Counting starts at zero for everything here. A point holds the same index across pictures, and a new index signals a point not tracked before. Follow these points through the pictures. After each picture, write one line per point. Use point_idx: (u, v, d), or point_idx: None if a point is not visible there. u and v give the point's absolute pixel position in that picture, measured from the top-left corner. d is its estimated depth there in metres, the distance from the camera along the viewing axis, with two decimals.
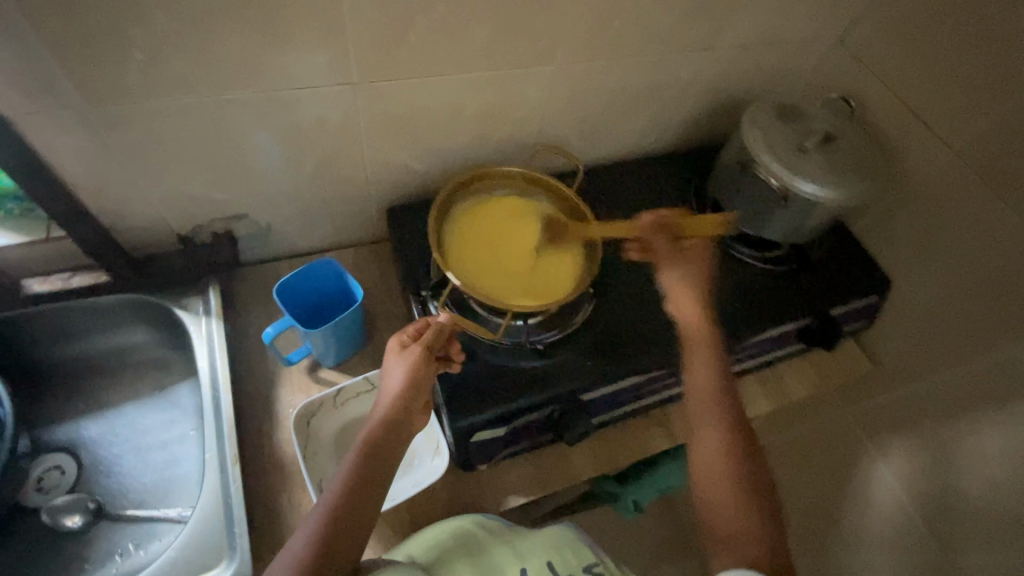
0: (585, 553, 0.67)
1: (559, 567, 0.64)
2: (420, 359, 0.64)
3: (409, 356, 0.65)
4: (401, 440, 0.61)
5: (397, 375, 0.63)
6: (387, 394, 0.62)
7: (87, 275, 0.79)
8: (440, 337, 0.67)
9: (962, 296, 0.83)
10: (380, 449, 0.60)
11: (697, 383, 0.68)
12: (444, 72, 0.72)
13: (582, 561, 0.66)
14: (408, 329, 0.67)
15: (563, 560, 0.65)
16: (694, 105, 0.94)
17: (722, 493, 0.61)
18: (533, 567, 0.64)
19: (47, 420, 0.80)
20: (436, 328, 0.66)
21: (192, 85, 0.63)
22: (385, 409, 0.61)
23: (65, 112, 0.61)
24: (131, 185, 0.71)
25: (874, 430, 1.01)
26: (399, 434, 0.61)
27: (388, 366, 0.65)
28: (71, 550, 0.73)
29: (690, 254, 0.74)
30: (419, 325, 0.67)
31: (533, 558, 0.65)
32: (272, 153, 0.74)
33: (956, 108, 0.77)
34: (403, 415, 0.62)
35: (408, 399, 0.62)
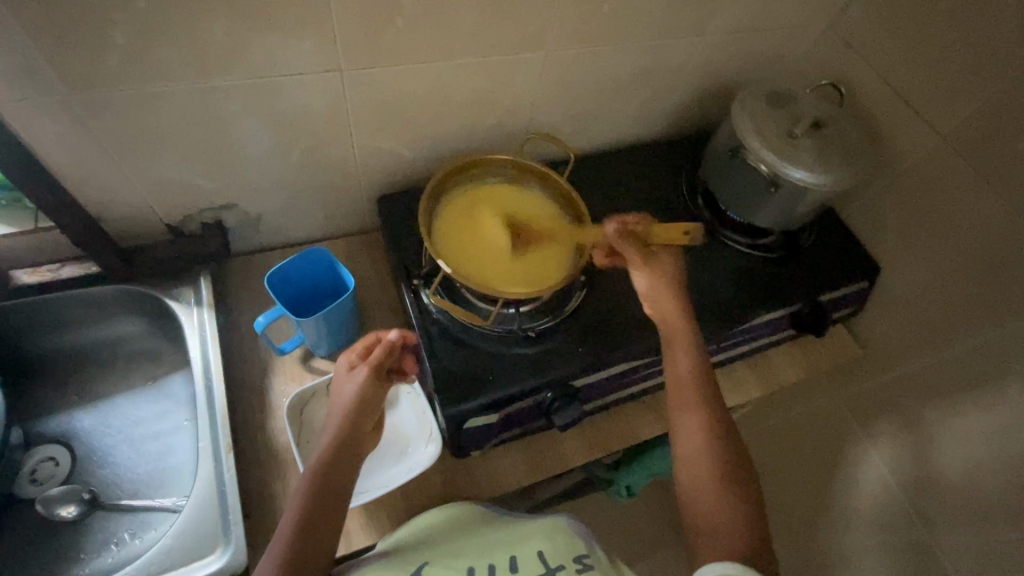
0: (576, 545, 0.67)
1: (549, 558, 0.64)
2: (368, 376, 0.67)
3: (358, 374, 0.68)
4: (357, 453, 0.65)
5: (348, 391, 0.67)
6: (339, 410, 0.66)
7: (77, 266, 0.78)
8: (388, 354, 0.69)
9: (949, 279, 0.84)
10: (336, 463, 0.63)
11: (677, 377, 0.69)
12: (431, 58, 0.71)
13: (574, 552, 0.66)
14: (358, 346, 0.70)
15: (554, 551, 0.65)
16: (685, 92, 0.94)
17: (704, 484, 0.62)
18: (524, 556, 0.64)
19: (39, 413, 0.80)
20: (384, 345, 0.69)
21: (177, 72, 0.62)
22: (337, 425, 0.65)
23: (49, 100, 0.60)
24: (117, 174, 0.71)
25: (862, 414, 1.03)
26: (354, 449, 0.65)
27: (340, 382, 0.69)
28: (67, 541, 0.74)
29: (660, 257, 0.73)
30: (368, 342, 0.70)
31: (524, 548, 0.66)
32: (260, 141, 0.74)
33: (943, 92, 0.78)
34: (354, 431, 0.65)
35: (356, 417, 0.65)
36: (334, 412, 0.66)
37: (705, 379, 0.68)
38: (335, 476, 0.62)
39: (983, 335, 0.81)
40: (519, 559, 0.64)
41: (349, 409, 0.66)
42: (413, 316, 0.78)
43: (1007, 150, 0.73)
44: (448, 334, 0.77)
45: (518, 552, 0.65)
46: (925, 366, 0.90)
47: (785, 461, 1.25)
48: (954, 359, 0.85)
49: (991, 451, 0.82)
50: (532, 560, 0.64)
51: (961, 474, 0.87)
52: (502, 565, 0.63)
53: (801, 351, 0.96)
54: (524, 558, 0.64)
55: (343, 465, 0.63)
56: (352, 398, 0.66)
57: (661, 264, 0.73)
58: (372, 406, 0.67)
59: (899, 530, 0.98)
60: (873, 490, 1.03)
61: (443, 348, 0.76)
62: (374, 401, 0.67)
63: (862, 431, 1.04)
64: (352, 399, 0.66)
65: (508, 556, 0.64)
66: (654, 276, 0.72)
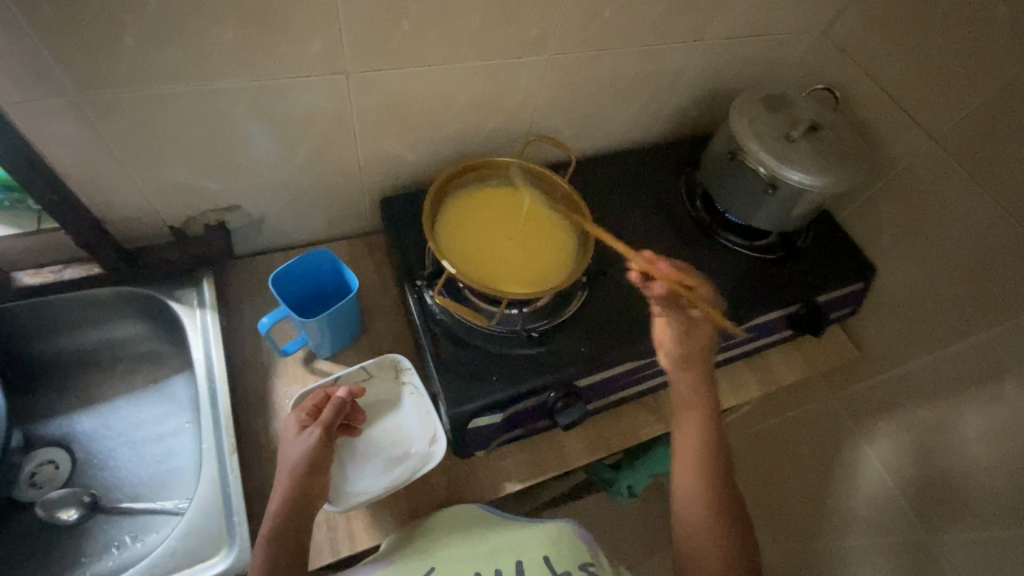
0: (582, 551, 0.71)
1: (554, 563, 0.68)
2: (318, 437, 0.68)
3: (307, 435, 0.68)
4: (310, 511, 0.65)
5: (299, 450, 0.67)
6: (287, 472, 0.66)
7: (79, 267, 0.78)
8: (339, 410, 0.70)
9: (944, 280, 0.85)
10: (292, 524, 0.64)
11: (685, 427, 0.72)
12: (436, 62, 0.72)
13: (579, 557, 0.70)
14: (308, 406, 0.71)
15: (560, 556, 0.69)
16: (683, 96, 0.96)
17: (700, 527, 0.68)
18: (530, 561, 0.68)
19: (39, 415, 0.80)
20: (334, 402, 0.70)
21: (186, 73, 0.62)
22: (288, 488, 0.65)
23: (57, 100, 0.60)
24: (122, 174, 0.71)
25: (860, 414, 1.04)
26: (309, 509, 0.65)
27: (288, 442, 0.69)
28: (67, 544, 0.73)
29: (703, 328, 0.71)
30: (317, 400, 0.72)
31: (530, 553, 0.69)
32: (264, 143, 0.74)
33: (936, 97, 0.80)
34: (305, 491, 0.65)
35: (306, 477, 0.66)
36: (282, 469, 0.67)
37: (713, 431, 0.72)
38: (290, 538, 0.63)
39: (977, 335, 0.82)
40: (526, 564, 0.68)
41: (300, 469, 0.66)
42: (417, 316, 0.79)
43: (999, 152, 0.74)
44: (453, 335, 0.77)
45: (524, 557, 0.69)
46: (921, 366, 0.91)
47: (782, 462, 1.26)
48: (949, 358, 0.87)
49: (986, 450, 0.83)
50: (539, 566, 0.68)
51: (958, 473, 0.88)
52: (509, 570, 0.68)
53: (799, 352, 0.97)
54: (530, 564, 0.68)
55: (298, 525, 0.64)
56: (301, 457, 0.66)
57: (699, 331, 0.72)
58: (324, 462, 0.67)
59: (898, 529, 0.99)
60: (871, 489, 1.04)
61: (447, 348, 0.76)
62: (325, 459, 0.68)
63: (860, 432, 1.05)
64: (302, 458, 0.66)
65: (513, 561, 0.68)
66: (686, 339, 0.72)
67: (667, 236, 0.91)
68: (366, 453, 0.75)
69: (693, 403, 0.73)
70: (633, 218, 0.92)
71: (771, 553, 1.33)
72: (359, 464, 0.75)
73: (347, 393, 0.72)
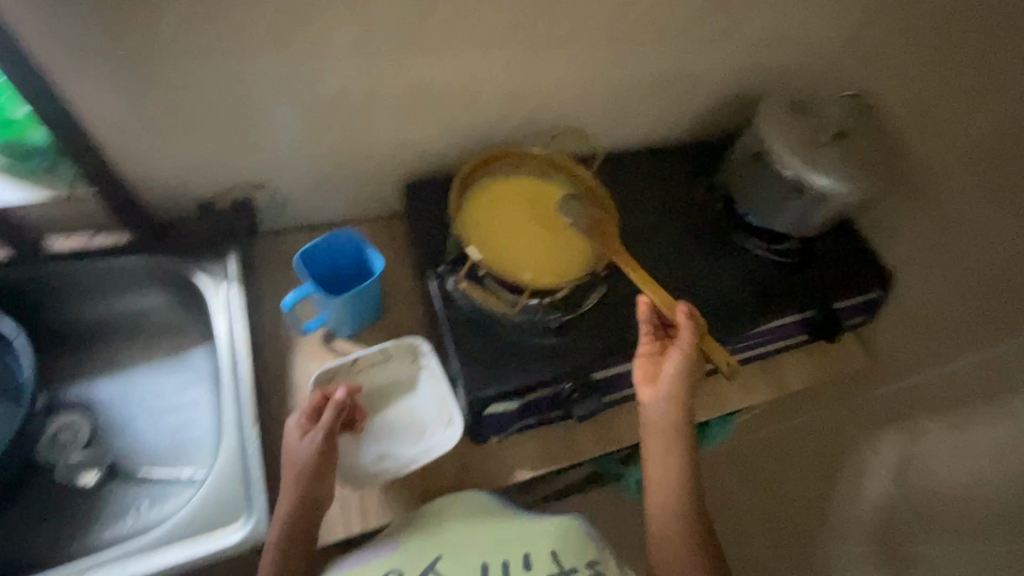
0: (588, 547, 0.67)
1: (562, 558, 0.65)
2: (321, 441, 0.67)
3: (308, 440, 0.67)
4: (319, 506, 0.66)
5: (302, 454, 0.67)
6: (293, 476, 0.66)
7: (109, 236, 0.80)
8: (338, 413, 0.69)
9: (962, 295, 0.85)
10: (304, 519, 0.65)
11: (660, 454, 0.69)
12: (469, 51, 0.73)
13: (585, 554, 0.66)
14: (306, 410, 0.69)
15: (566, 551, 0.66)
16: (711, 97, 0.96)
17: (677, 557, 0.65)
18: (537, 555, 0.65)
19: (63, 380, 0.82)
20: (332, 407, 0.68)
21: (225, 51, 0.63)
22: (294, 489, 0.65)
23: (98, 70, 0.61)
24: (155, 145, 0.72)
25: (869, 424, 1.04)
26: (315, 505, 0.66)
27: (294, 447, 0.68)
28: (86, 506, 0.75)
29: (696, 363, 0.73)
30: (315, 403, 0.70)
31: (536, 545, 0.66)
32: (293, 124, 0.75)
33: (963, 109, 0.79)
34: (312, 491, 0.66)
35: (312, 479, 0.66)
36: (288, 479, 0.66)
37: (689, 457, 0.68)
38: (301, 529, 0.65)
39: (988, 351, 0.82)
40: (532, 557, 0.65)
41: (304, 472, 0.66)
42: (437, 301, 0.79)
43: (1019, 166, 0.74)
44: (473, 321, 0.78)
45: (530, 550, 0.66)
46: (933, 379, 0.91)
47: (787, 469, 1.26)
48: (963, 372, 0.87)
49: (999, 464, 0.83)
50: (545, 560, 0.65)
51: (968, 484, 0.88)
52: (516, 565, 0.65)
53: (813, 357, 0.97)
54: (536, 557, 0.65)
55: (308, 519, 0.65)
56: (308, 464, 0.66)
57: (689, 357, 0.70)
58: (330, 466, 0.68)
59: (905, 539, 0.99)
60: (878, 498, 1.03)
61: (467, 334, 0.77)
62: (329, 462, 0.67)
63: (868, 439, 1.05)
64: (307, 465, 0.66)
65: (521, 554, 0.65)
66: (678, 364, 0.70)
67: (688, 235, 0.91)
68: (381, 434, 0.77)
69: (667, 433, 0.69)
70: (654, 216, 0.92)
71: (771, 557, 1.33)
72: (375, 443, 0.76)
73: (346, 394, 0.70)
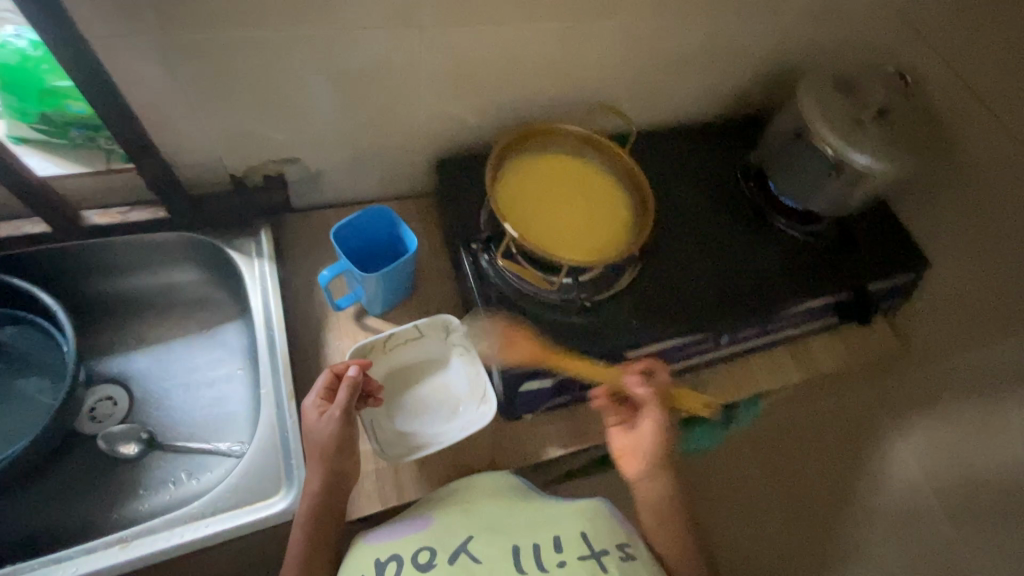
0: (618, 533, 0.63)
1: (592, 540, 0.61)
2: (339, 419, 0.67)
3: (327, 417, 0.67)
4: (346, 480, 0.67)
5: (321, 432, 0.67)
6: (316, 453, 0.66)
7: (145, 209, 0.80)
8: (353, 391, 0.68)
9: (1003, 279, 0.83)
10: (334, 493, 0.66)
11: (654, 504, 0.71)
12: (508, 22, 0.71)
13: (616, 537, 0.62)
14: (320, 388, 0.69)
15: (597, 532, 0.62)
16: (749, 73, 0.93)
17: None
18: (567, 537, 0.61)
19: (99, 353, 0.83)
20: (347, 384, 0.68)
21: (264, 20, 0.62)
22: (319, 465, 0.66)
23: (139, 39, 0.60)
24: (193, 118, 0.71)
25: (895, 410, 1.07)
26: (342, 481, 0.67)
27: (312, 426, 0.68)
28: (128, 476, 0.77)
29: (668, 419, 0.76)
30: (328, 381, 0.69)
31: (566, 526, 0.63)
32: (327, 97, 0.74)
33: (1013, 87, 0.76)
34: (338, 467, 0.66)
35: (336, 456, 0.66)
36: (312, 456, 0.66)
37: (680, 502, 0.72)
38: (332, 503, 0.66)
39: None
40: (563, 539, 0.61)
41: (327, 448, 0.66)
42: (471, 279, 0.78)
43: None
44: (507, 298, 0.77)
45: (561, 533, 0.62)
46: (967, 363, 0.91)
47: None
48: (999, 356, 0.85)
49: None
50: (575, 540, 0.61)
51: None
52: (547, 545, 0.60)
53: (844, 340, 0.96)
54: (565, 536, 0.61)
55: (336, 495, 0.66)
56: (327, 441, 0.66)
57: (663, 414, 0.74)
58: (352, 441, 0.68)
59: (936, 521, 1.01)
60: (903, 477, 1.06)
61: (501, 313, 0.76)
62: (349, 439, 0.68)
63: (893, 424, 1.08)
64: (328, 441, 0.66)
65: (552, 537, 0.61)
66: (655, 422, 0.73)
67: (720, 215, 0.90)
68: (414, 410, 0.78)
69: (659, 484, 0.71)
70: (686, 195, 0.91)
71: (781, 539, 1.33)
72: (408, 419, 0.77)
73: (359, 371, 0.70)
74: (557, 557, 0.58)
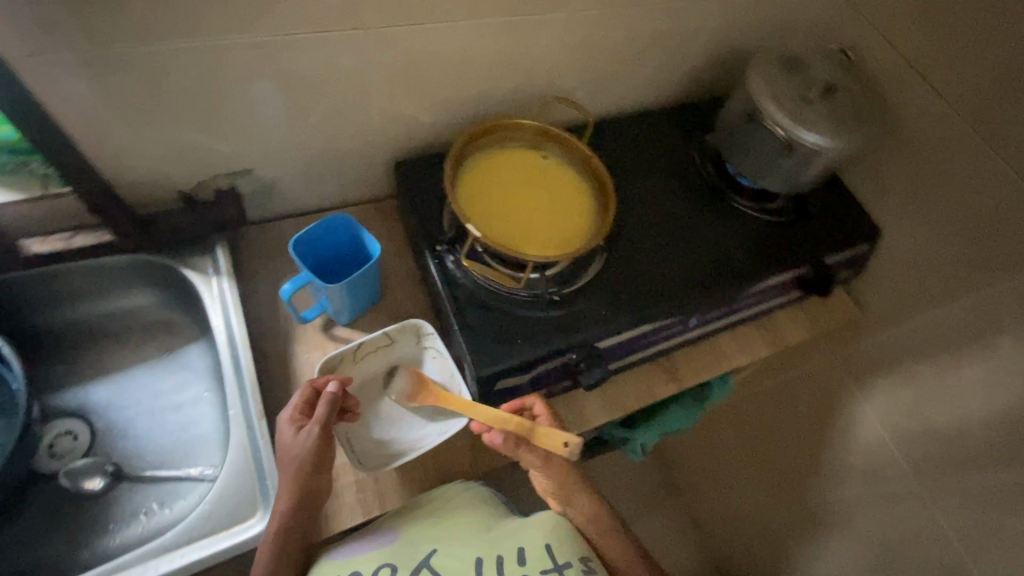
0: (580, 544, 0.70)
1: (556, 553, 0.67)
2: (318, 435, 0.66)
3: (305, 433, 0.66)
4: (317, 499, 0.66)
5: (298, 448, 0.65)
6: (291, 471, 0.64)
7: (90, 234, 0.75)
8: (333, 405, 0.67)
9: (945, 242, 0.85)
10: (304, 511, 0.65)
11: (581, 516, 0.76)
12: (455, 19, 0.70)
13: (578, 550, 0.68)
14: (298, 403, 0.68)
15: (560, 545, 0.67)
16: (699, 57, 0.95)
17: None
18: (531, 548, 0.66)
19: (54, 387, 0.80)
20: (326, 398, 0.67)
21: (198, 28, 0.59)
22: (293, 484, 0.64)
23: (65, 54, 0.57)
24: (133, 135, 0.68)
25: (858, 372, 1.03)
26: (315, 499, 0.66)
27: (289, 443, 0.66)
28: (94, 512, 0.74)
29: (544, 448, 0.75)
30: (306, 396, 0.68)
31: (531, 538, 0.68)
32: (273, 105, 0.71)
33: (948, 57, 0.78)
34: (313, 485, 0.65)
35: (313, 474, 0.65)
36: (285, 473, 0.65)
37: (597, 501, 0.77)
38: (304, 521, 0.65)
39: (969, 295, 0.83)
40: (527, 551, 0.66)
41: (304, 466, 0.65)
42: (439, 281, 0.78)
43: (1012, 113, 0.73)
44: (475, 298, 0.77)
45: (526, 544, 0.67)
46: (919, 325, 0.91)
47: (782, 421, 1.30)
48: (947, 318, 0.86)
49: (979, 403, 0.84)
50: (540, 554, 0.66)
51: (953, 424, 0.88)
52: (511, 557, 0.66)
53: (806, 312, 0.99)
54: (530, 550, 0.66)
55: (310, 514, 0.65)
56: (304, 459, 0.65)
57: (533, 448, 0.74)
58: (328, 458, 0.67)
59: (897, 483, 0.98)
60: (868, 443, 1.03)
61: (470, 313, 0.76)
62: (326, 456, 0.66)
63: (857, 388, 1.04)
64: (305, 458, 0.65)
65: (515, 548, 0.66)
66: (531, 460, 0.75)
67: (681, 199, 0.91)
68: (391, 417, 0.77)
69: (572, 496, 0.76)
70: (646, 182, 0.92)
71: (752, 510, 1.35)
72: (384, 427, 0.76)
73: (339, 386, 0.69)
74: (520, 570, 0.64)
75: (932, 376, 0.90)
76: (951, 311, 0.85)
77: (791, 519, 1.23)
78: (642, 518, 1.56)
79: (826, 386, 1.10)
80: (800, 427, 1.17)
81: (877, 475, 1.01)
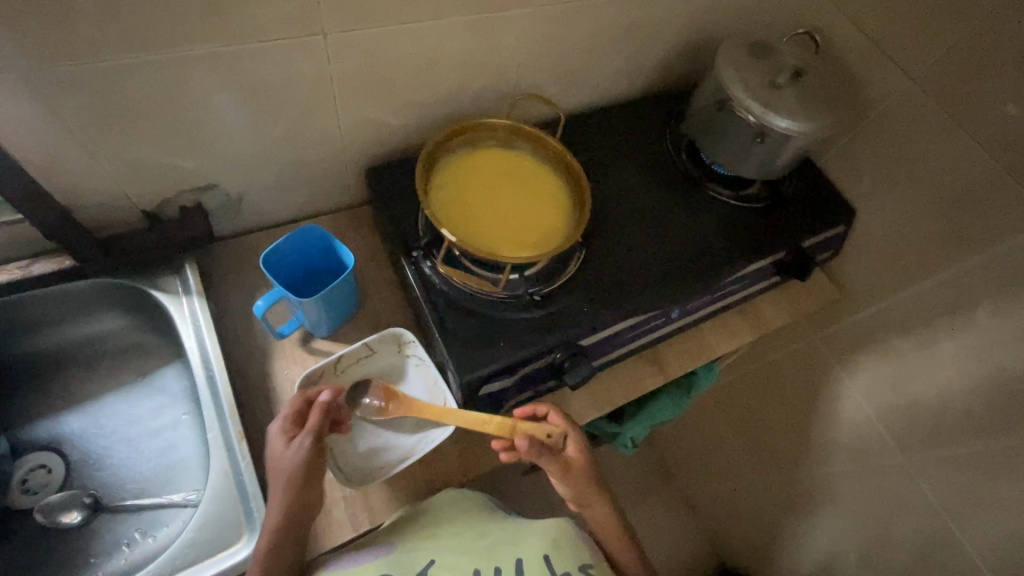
0: (581, 553, 0.70)
1: (554, 561, 0.68)
2: (311, 445, 0.64)
3: (296, 444, 0.64)
4: (305, 516, 0.64)
5: (288, 460, 0.64)
6: (281, 483, 0.63)
7: (50, 260, 0.72)
8: (326, 415, 0.66)
9: (916, 220, 0.86)
10: (292, 527, 0.63)
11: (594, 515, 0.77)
12: (418, 21, 0.68)
13: (579, 559, 0.69)
14: (290, 414, 0.67)
15: (560, 556, 0.68)
16: (668, 47, 0.94)
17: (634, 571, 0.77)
18: (530, 559, 0.68)
19: (23, 420, 0.77)
20: (319, 408, 0.66)
21: (149, 42, 0.57)
22: (283, 497, 0.63)
23: (7, 76, 0.54)
24: (88, 156, 0.65)
25: (838, 352, 1.04)
26: (306, 512, 0.64)
27: (279, 455, 0.65)
28: (74, 546, 0.72)
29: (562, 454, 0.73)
30: (298, 407, 0.67)
31: (529, 549, 0.69)
32: (235, 117, 0.69)
33: (913, 37, 0.79)
34: (303, 497, 0.64)
35: (303, 486, 0.63)
36: (276, 486, 0.63)
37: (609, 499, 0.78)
38: (294, 536, 0.63)
39: (944, 271, 0.84)
40: (525, 561, 0.67)
41: (295, 478, 0.63)
42: (417, 287, 0.77)
43: (979, 90, 0.74)
44: (455, 303, 0.76)
45: (523, 554, 0.68)
46: (895, 303, 0.92)
47: None
48: (923, 294, 0.87)
49: (958, 376, 0.85)
50: (539, 563, 0.67)
51: (933, 398, 0.89)
52: (509, 568, 0.67)
53: (786, 295, 1.00)
54: (528, 560, 0.67)
55: (299, 529, 0.64)
56: (295, 469, 0.63)
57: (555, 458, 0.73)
58: (318, 469, 0.65)
59: (883, 458, 0.99)
60: (852, 421, 1.04)
61: (451, 318, 0.75)
62: (317, 466, 0.65)
63: (838, 367, 1.05)
64: (295, 470, 0.63)
65: (514, 559, 0.67)
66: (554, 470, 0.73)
67: (657, 190, 0.91)
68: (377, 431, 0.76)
69: (587, 499, 0.76)
70: (622, 175, 0.91)
71: (744, 492, 1.36)
72: (371, 442, 0.75)
73: (332, 396, 0.67)
74: None
75: (911, 352, 0.91)
76: (926, 288, 0.86)
77: (782, 499, 1.25)
78: (638, 507, 1.57)
79: (807, 366, 1.11)
80: (786, 408, 1.18)
81: (863, 452, 1.03)
